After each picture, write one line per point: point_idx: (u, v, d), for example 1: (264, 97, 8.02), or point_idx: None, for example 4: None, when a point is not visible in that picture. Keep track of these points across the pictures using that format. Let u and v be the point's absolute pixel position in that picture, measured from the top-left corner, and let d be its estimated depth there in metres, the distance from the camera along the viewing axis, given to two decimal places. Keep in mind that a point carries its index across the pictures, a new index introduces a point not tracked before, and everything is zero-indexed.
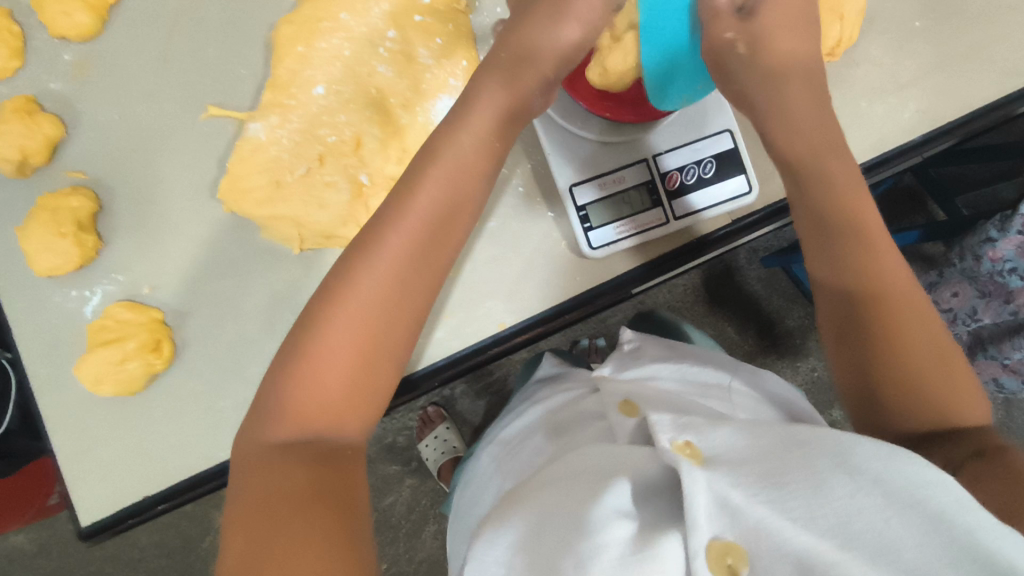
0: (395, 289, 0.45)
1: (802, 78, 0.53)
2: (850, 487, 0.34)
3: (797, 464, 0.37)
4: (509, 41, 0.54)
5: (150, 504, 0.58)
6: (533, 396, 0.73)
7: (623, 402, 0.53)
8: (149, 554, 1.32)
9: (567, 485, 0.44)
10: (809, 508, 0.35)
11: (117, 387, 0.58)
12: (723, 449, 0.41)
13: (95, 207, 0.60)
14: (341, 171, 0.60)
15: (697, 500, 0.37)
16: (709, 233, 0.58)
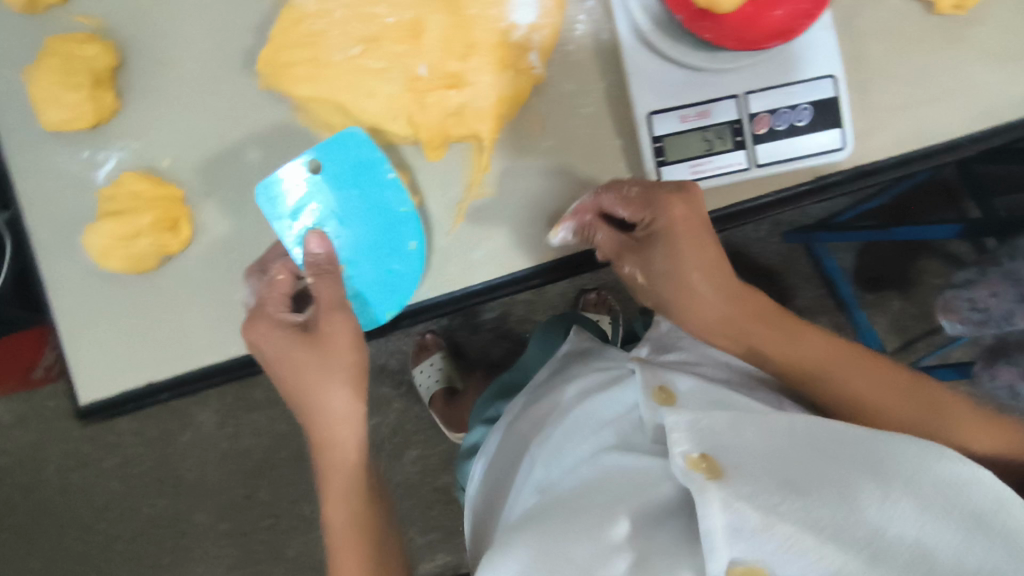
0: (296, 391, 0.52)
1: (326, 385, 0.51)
2: (878, 497, 0.41)
3: (824, 475, 0.43)
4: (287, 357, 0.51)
5: (154, 391, 0.56)
6: (557, 376, 0.71)
7: (657, 389, 0.54)
8: (127, 441, 1.31)
9: (580, 507, 0.49)
10: (836, 520, 0.39)
11: (125, 264, 0.53)
12: (729, 458, 0.44)
13: (113, 61, 0.54)
14: (395, 59, 0.50)
15: (713, 522, 0.40)
16: (788, 189, 0.53)
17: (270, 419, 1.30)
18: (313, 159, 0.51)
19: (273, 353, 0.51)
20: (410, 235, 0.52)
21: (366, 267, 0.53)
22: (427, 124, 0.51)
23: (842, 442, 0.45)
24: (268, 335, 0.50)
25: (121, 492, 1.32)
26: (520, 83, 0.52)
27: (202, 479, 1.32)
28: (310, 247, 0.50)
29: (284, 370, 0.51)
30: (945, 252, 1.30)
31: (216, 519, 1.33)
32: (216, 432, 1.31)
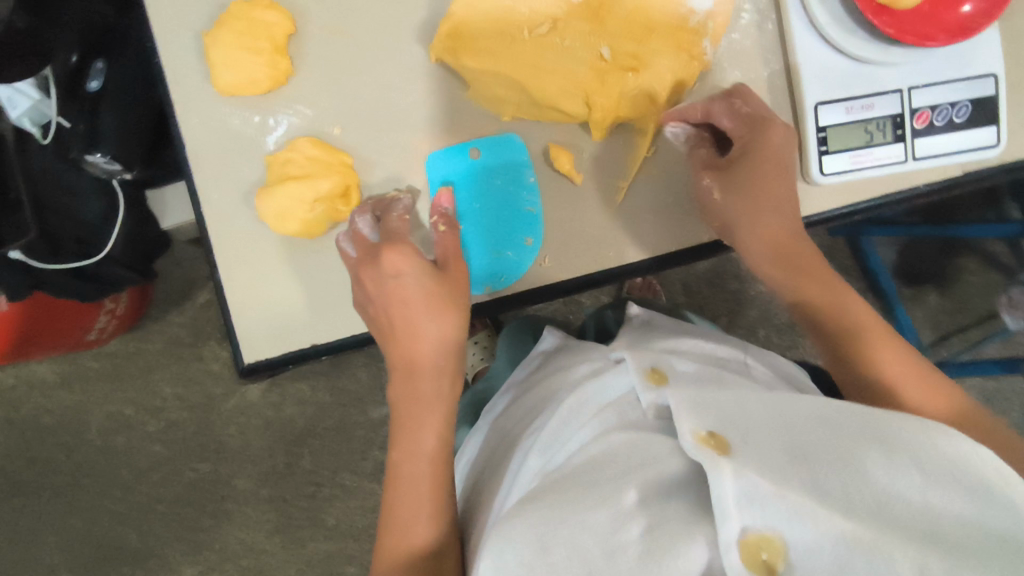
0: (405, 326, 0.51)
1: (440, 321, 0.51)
2: (882, 465, 0.38)
3: (825, 447, 0.40)
4: (407, 286, 0.51)
5: (314, 353, 0.57)
6: (538, 375, 0.70)
7: (651, 370, 0.54)
8: (171, 405, 1.29)
9: (581, 482, 0.46)
10: (846, 489, 0.37)
11: (301, 227, 0.55)
12: (738, 430, 0.42)
13: (291, 29, 0.55)
14: (583, 40, 0.54)
15: (723, 490, 0.37)
16: (919, 187, 0.55)
17: (314, 388, 1.28)
18: (466, 150, 0.55)
19: (391, 277, 0.51)
20: (527, 232, 0.56)
21: (477, 246, 0.56)
22: (603, 101, 0.54)
23: (844, 414, 0.43)
24: (400, 264, 0.51)
25: (163, 455, 1.29)
26: (693, 68, 0.54)
27: (245, 445, 1.29)
28: (438, 202, 0.54)
29: (400, 290, 0.51)
30: (987, 252, 1.33)
31: (257, 485, 1.28)
32: (261, 400, 1.29)
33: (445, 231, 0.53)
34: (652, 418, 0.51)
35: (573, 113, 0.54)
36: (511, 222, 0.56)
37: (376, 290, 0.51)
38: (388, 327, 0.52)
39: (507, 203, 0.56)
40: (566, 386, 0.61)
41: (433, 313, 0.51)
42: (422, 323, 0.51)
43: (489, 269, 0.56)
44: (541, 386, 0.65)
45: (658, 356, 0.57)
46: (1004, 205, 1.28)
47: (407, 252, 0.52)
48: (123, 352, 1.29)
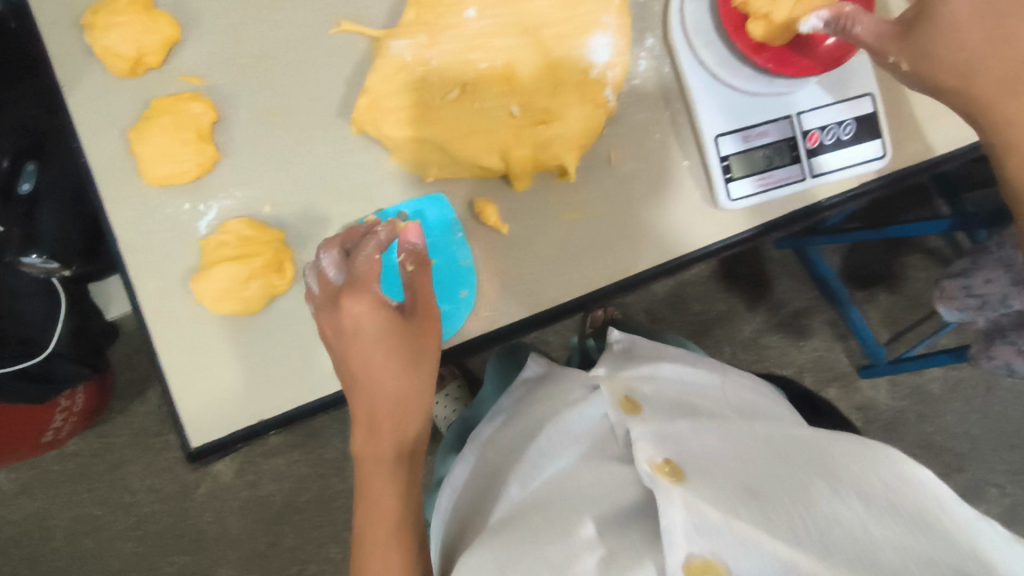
0: (367, 373, 0.52)
1: (403, 362, 0.52)
2: (828, 496, 0.47)
3: (780, 486, 0.49)
4: (361, 334, 0.51)
5: (263, 429, 0.57)
6: (522, 402, 0.73)
7: (624, 400, 0.60)
8: (142, 499, 1.24)
9: (546, 522, 0.52)
10: (789, 517, 0.45)
11: (240, 306, 0.56)
12: (691, 464, 0.51)
13: (214, 117, 0.57)
14: (493, 100, 0.56)
15: (675, 519, 0.45)
16: (820, 201, 0.59)
17: (291, 462, 1.24)
18: (395, 214, 0.58)
19: (351, 328, 0.50)
20: (462, 284, 0.57)
21: None
22: (519, 157, 0.55)
23: (794, 452, 0.54)
24: (362, 313, 0.50)
25: (137, 553, 1.24)
26: (599, 117, 0.56)
27: (223, 531, 1.24)
28: (405, 238, 0.52)
29: (363, 339, 0.51)
30: (926, 246, 1.40)
31: (241, 569, 1.24)
32: (235, 482, 1.25)
33: (413, 270, 0.52)
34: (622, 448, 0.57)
35: (491, 169, 0.55)
36: (447, 276, 0.58)
37: (332, 337, 0.51)
38: (351, 376, 0.52)
39: (442, 260, 0.58)
40: (547, 413, 0.66)
41: (405, 360, 0.52)
42: (383, 378, 0.52)
43: None
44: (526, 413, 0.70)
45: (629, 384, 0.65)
46: (935, 200, 1.38)
47: (372, 305, 0.50)
48: (88, 450, 1.24)
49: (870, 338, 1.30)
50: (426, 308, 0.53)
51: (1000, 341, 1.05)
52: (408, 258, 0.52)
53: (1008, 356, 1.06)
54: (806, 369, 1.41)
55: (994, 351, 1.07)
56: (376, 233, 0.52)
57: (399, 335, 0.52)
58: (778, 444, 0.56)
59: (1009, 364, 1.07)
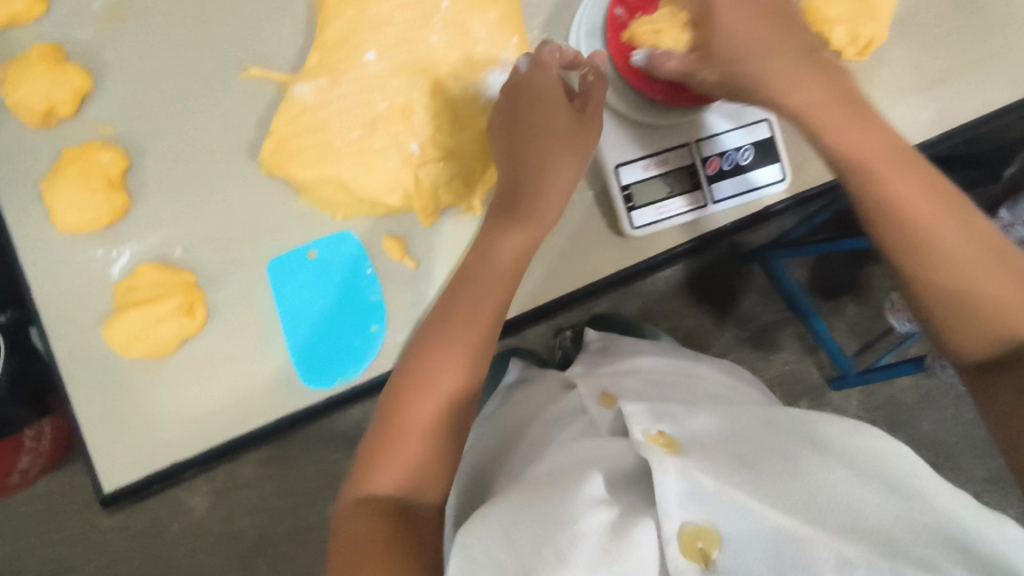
0: (530, 129, 0.55)
1: (574, 157, 0.56)
2: (813, 467, 0.47)
3: (764, 456, 0.49)
4: (528, 94, 0.55)
5: (178, 470, 0.58)
6: (505, 405, 0.82)
7: (602, 395, 0.66)
8: (114, 537, 1.23)
9: (549, 485, 0.51)
10: (776, 486, 0.46)
11: (150, 349, 0.57)
12: (690, 438, 0.51)
13: (125, 164, 0.58)
14: (392, 139, 0.57)
15: (668, 485, 0.45)
16: (726, 226, 0.60)
17: (263, 494, 1.24)
18: (304, 253, 0.59)
19: (542, 66, 0.56)
20: (372, 319, 0.59)
21: (318, 337, 0.59)
22: (419, 192, 0.57)
23: (782, 424, 0.54)
24: (554, 56, 0.56)
25: None
26: (500, 151, 0.58)
27: (196, 568, 1.23)
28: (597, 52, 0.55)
29: (541, 123, 0.55)
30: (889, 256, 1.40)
31: None
32: (207, 515, 1.24)
33: (592, 81, 0.56)
34: (608, 431, 0.61)
35: (394, 206, 0.58)
36: (358, 313, 0.59)
37: (499, 114, 0.56)
38: (497, 121, 0.56)
39: (353, 296, 0.59)
40: (538, 416, 0.72)
41: (547, 137, 0.55)
42: (560, 167, 0.56)
43: (340, 356, 0.59)
44: (510, 417, 0.77)
45: (609, 383, 0.71)
46: None
47: (556, 90, 0.55)
48: (59, 491, 1.22)
49: (838, 351, 1.27)
50: (598, 103, 0.56)
51: None
52: (591, 71, 0.56)
53: None
54: (774, 381, 1.40)
55: None
56: (565, 50, 0.57)
57: (569, 139, 0.56)
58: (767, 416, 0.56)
59: None
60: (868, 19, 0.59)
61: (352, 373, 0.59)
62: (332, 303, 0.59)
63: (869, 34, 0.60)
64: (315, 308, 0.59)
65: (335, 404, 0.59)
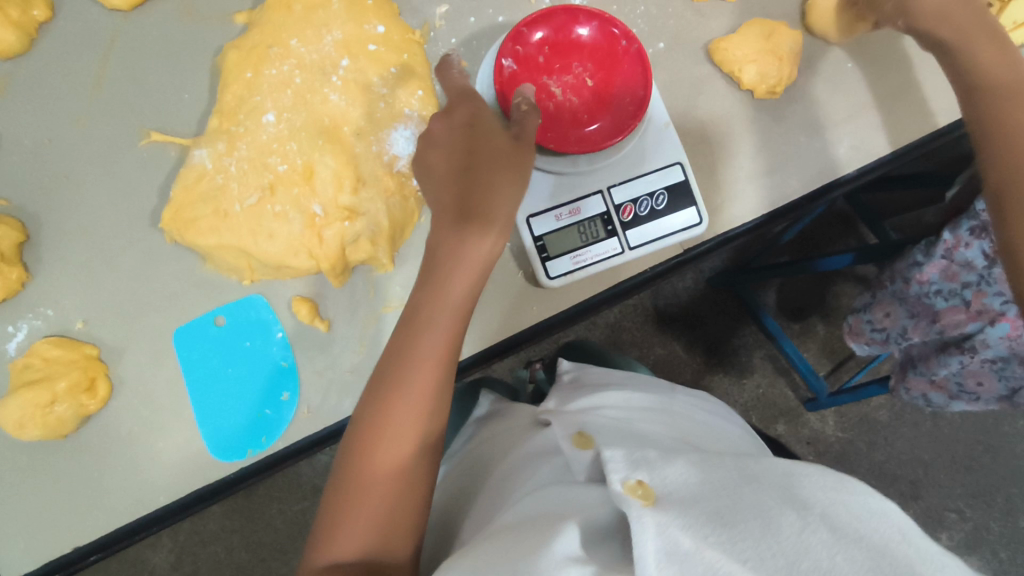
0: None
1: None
2: (796, 526, 0.38)
3: (745, 510, 0.39)
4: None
5: (80, 555, 0.54)
6: (472, 442, 0.69)
7: (577, 434, 0.50)
8: None
9: (517, 536, 0.43)
10: (759, 550, 0.36)
11: (45, 431, 0.54)
12: (667, 485, 0.41)
13: (22, 238, 0.56)
14: (292, 202, 0.57)
15: (645, 545, 0.36)
16: (657, 266, 0.60)
17: (229, 548, 1.19)
18: (211, 319, 0.57)
19: None
20: (284, 386, 0.56)
21: (226, 407, 0.56)
22: (326, 255, 0.57)
23: (766, 471, 0.45)
24: None
25: None
26: (409, 206, 0.59)
27: None
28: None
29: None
30: (856, 274, 1.34)
31: None
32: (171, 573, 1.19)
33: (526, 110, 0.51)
34: (584, 477, 0.48)
35: (302, 268, 0.57)
36: (269, 379, 0.57)
37: None
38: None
39: (266, 361, 0.57)
40: (501, 455, 0.60)
41: (483, 168, 0.48)
42: None
43: (250, 425, 0.56)
44: (470, 461, 0.64)
45: (582, 415, 0.56)
46: (862, 230, 1.29)
47: None
48: None
49: (811, 373, 1.19)
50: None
51: (912, 372, 0.90)
52: None
53: (923, 388, 0.90)
54: (750, 408, 1.32)
55: (908, 383, 0.91)
56: None
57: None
58: (756, 460, 0.47)
59: (924, 396, 0.91)
60: (772, 60, 0.60)
61: (265, 443, 0.56)
62: (241, 371, 0.57)
63: (774, 74, 0.61)
64: (221, 376, 0.56)
65: (248, 474, 0.56)
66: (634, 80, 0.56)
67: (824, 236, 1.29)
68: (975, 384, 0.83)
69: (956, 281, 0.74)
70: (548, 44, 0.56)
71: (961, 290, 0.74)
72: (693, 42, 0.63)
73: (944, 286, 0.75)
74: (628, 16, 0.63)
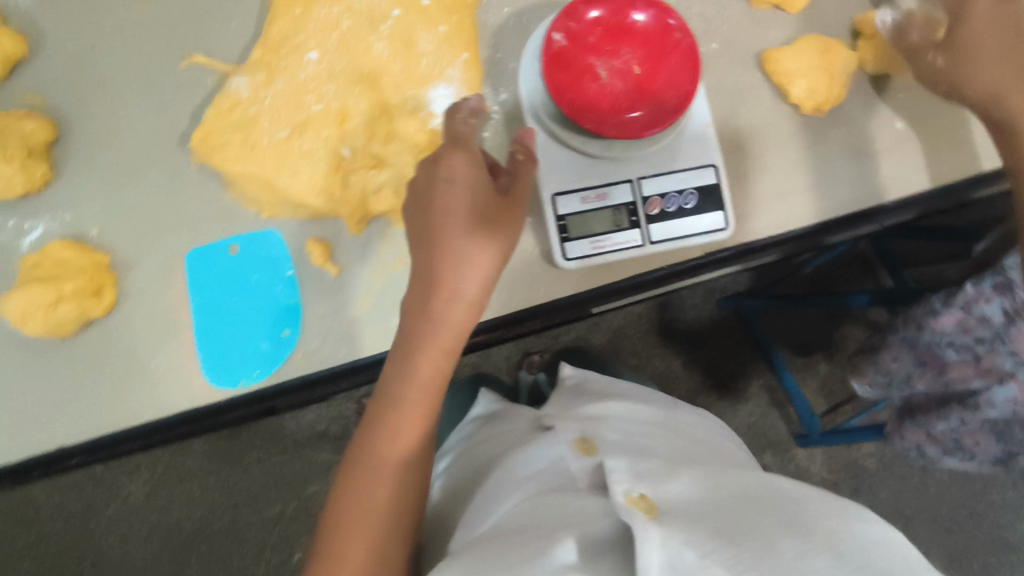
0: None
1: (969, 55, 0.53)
2: (799, 547, 0.37)
3: (750, 530, 0.39)
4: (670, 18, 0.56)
5: (64, 455, 0.55)
6: (471, 437, 0.68)
7: (578, 441, 0.52)
8: (44, 515, 1.20)
9: (516, 541, 0.43)
10: (763, 567, 0.35)
11: (45, 330, 0.54)
12: (669, 501, 0.41)
13: (50, 136, 0.56)
14: (322, 142, 0.57)
15: (650, 560, 0.36)
16: (682, 263, 0.59)
17: (203, 488, 1.20)
18: (226, 247, 0.57)
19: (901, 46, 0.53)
20: (287, 323, 0.56)
21: (225, 335, 0.56)
22: (347, 201, 0.57)
23: (772, 495, 0.44)
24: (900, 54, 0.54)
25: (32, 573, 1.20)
26: None
27: (124, 557, 1.19)
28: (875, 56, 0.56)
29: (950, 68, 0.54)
30: (868, 318, 1.32)
31: None
32: (143, 503, 1.20)
33: (522, 160, 0.51)
34: (585, 485, 0.49)
35: (322, 211, 0.57)
36: (273, 315, 0.56)
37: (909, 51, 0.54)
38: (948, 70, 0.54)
39: (274, 297, 0.57)
40: (502, 450, 0.59)
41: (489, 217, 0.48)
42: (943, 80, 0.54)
43: (247, 357, 0.56)
44: (469, 452, 0.64)
45: (589, 421, 0.55)
46: (880, 274, 1.27)
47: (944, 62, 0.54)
48: None
49: (808, 410, 1.19)
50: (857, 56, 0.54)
51: (908, 421, 0.88)
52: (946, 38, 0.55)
53: (919, 439, 0.88)
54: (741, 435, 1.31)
55: (903, 432, 0.90)
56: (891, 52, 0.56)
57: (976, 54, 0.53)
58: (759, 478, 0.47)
59: (920, 447, 0.90)
60: (823, 76, 0.59)
61: (258, 377, 0.56)
62: (247, 303, 0.57)
63: (822, 91, 0.59)
64: (227, 303, 0.56)
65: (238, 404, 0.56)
66: (681, 75, 0.55)
67: (840, 275, 1.28)
68: (971, 443, 0.81)
69: (970, 335, 0.71)
70: (601, 24, 0.55)
71: (974, 344, 0.72)
72: (747, 48, 0.62)
73: (958, 339, 0.73)
74: (685, 12, 0.62)
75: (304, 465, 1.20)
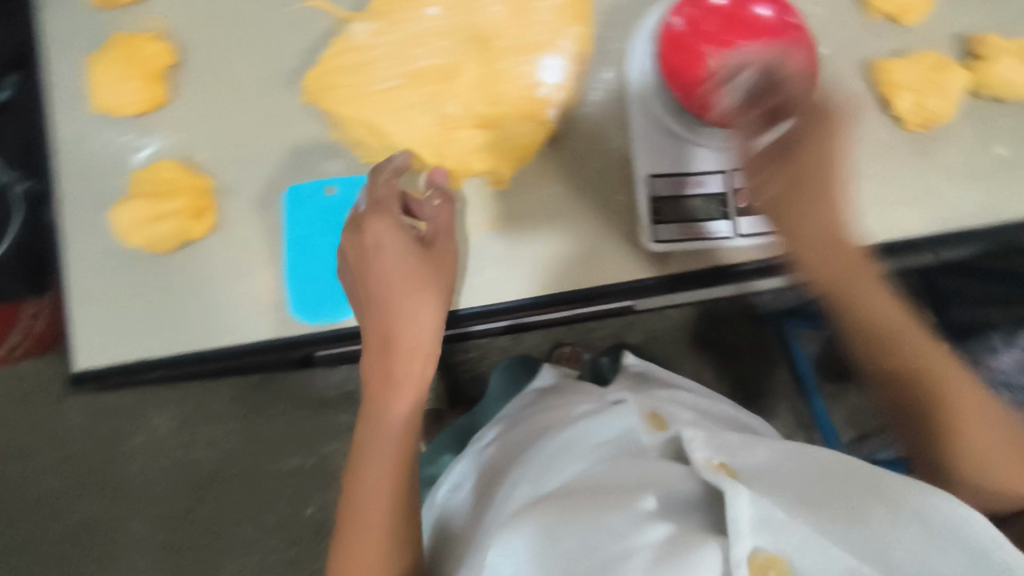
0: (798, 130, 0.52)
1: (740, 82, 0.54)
2: (884, 516, 0.37)
3: (834, 497, 0.40)
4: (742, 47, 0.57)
5: (145, 366, 0.57)
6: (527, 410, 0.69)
7: (649, 416, 0.54)
8: (78, 433, 1.24)
9: (595, 495, 0.45)
10: (851, 530, 0.37)
11: (148, 242, 0.57)
12: (749, 469, 0.43)
13: (171, 61, 0.59)
14: (429, 96, 0.59)
15: (741, 511, 0.37)
16: (771, 259, 0.59)
17: (232, 429, 1.23)
18: (322, 186, 0.58)
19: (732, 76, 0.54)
20: None
21: (313, 270, 0.57)
22: (448, 155, 0.59)
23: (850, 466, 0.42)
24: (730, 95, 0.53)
25: (56, 489, 1.23)
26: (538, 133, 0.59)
27: (146, 486, 1.23)
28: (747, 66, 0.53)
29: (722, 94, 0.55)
30: None
31: (153, 530, 1.22)
32: (172, 435, 1.24)
33: (436, 205, 0.55)
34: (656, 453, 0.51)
35: (422, 161, 0.58)
36: None
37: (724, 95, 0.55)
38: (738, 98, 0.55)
39: None
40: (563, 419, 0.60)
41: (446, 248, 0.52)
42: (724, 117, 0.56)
43: (330, 294, 0.57)
44: (526, 424, 0.64)
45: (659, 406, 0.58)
46: None
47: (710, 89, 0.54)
48: (42, 376, 1.23)
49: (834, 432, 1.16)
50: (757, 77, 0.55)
51: None
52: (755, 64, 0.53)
53: None
54: None
55: None
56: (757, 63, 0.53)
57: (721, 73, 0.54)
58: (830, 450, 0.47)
59: None
60: (933, 92, 0.60)
61: (338, 315, 0.57)
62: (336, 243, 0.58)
63: (932, 107, 0.60)
64: (317, 241, 0.58)
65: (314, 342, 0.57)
66: None
67: None
68: None
69: None
70: (721, 12, 0.56)
71: None
72: (855, 55, 0.62)
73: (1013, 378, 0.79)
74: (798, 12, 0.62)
75: (326, 423, 1.21)
